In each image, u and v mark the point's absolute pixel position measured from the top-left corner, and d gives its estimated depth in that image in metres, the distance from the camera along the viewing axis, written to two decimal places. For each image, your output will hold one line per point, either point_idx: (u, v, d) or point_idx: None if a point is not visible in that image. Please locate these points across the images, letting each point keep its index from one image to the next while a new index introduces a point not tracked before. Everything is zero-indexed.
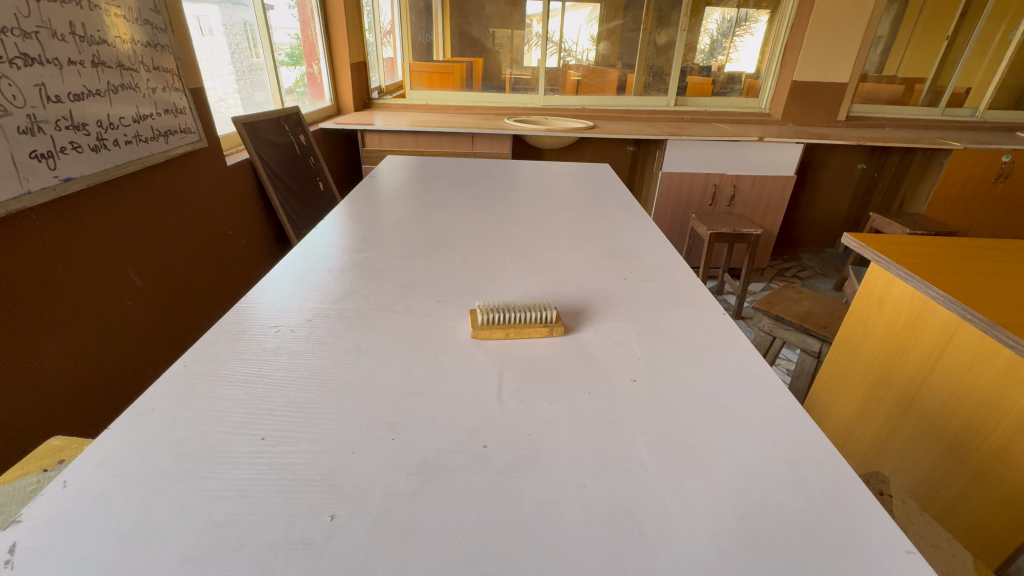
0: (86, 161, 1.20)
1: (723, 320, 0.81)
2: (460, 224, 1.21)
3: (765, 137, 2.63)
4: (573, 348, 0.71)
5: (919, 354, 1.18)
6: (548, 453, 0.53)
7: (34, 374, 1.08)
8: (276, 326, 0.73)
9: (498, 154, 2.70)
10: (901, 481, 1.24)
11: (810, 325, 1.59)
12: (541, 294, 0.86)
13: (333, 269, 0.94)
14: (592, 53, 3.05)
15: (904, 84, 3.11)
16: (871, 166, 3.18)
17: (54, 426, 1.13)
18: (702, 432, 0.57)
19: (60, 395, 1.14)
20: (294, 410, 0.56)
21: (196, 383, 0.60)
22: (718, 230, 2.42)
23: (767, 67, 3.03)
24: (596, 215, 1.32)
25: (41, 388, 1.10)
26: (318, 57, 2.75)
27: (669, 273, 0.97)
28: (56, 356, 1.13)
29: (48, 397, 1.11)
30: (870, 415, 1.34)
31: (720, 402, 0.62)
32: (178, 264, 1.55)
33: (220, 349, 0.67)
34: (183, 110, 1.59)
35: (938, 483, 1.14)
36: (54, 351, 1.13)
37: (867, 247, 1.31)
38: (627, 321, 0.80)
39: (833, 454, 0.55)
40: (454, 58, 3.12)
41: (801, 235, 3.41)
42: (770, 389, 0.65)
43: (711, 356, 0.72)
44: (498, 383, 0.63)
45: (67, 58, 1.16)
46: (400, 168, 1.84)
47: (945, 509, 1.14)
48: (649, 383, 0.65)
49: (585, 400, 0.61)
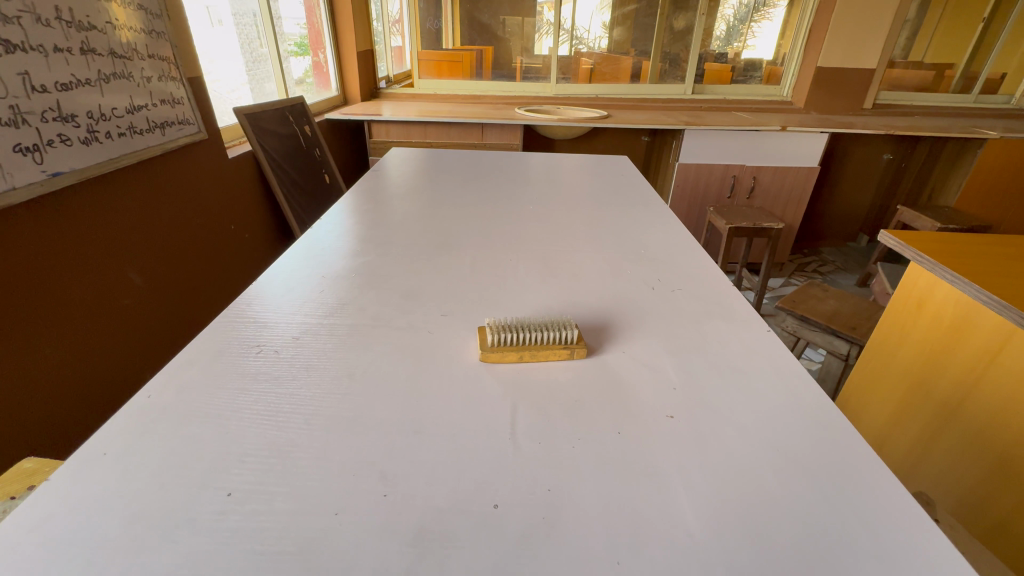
0: (76, 155, 1.12)
1: (768, 337, 0.71)
2: (467, 224, 1.12)
3: (788, 126, 2.49)
4: (599, 374, 0.62)
5: (964, 363, 1.07)
6: (571, 515, 0.44)
7: (25, 382, 1.01)
8: (258, 346, 0.65)
9: (509, 146, 2.59)
10: (941, 497, 1.14)
11: (838, 327, 1.48)
12: (558, 306, 0.77)
13: (328, 275, 0.85)
14: (605, 40, 2.91)
15: (934, 69, 2.93)
16: (897, 156, 3.01)
17: (49, 436, 1.07)
18: (755, 482, 0.48)
19: (54, 402, 1.08)
20: (268, 457, 0.48)
21: (161, 420, 0.52)
22: (738, 225, 2.29)
23: (790, 52, 2.86)
24: (617, 212, 1.21)
25: (31, 399, 1.02)
26: (324, 45, 2.65)
27: (701, 279, 0.87)
28: (50, 364, 1.07)
29: (42, 406, 1.05)
30: (907, 424, 1.24)
31: (775, 444, 0.53)
32: (179, 261, 1.48)
33: (192, 376, 0.59)
34: (181, 100, 1.50)
35: (982, 502, 1.04)
36: (47, 357, 1.06)
37: (907, 246, 1.19)
38: (658, 338, 0.70)
39: (923, 515, 0.46)
40: (464, 46, 3.00)
41: (823, 229, 3.26)
42: (834, 425, 0.55)
43: (758, 382, 0.62)
44: (510, 418, 0.54)
45: (53, 45, 1.08)
46: (408, 160, 1.75)
47: (987, 531, 1.03)
48: (689, 420, 0.56)
49: (612, 443, 0.52)
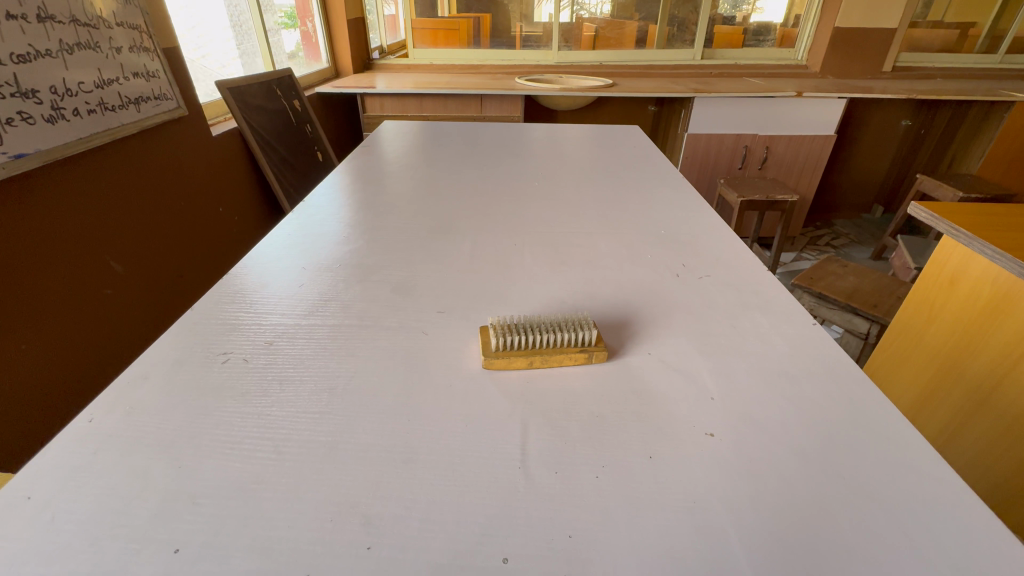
0: (40, 135, 1.00)
1: (814, 332, 0.61)
2: (465, 206, 1.02)
3: (804, 91, 2.32)
4: (621, 381, 0.54)
5: (1001, 345, 0.97)
6: (599, 572, 0.36)
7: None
8: (225, 355, 0.56)
9: (509, 118, 2.45)
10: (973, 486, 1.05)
11: (859, 305, 1.37)
12: (570, 298, 0.68)
13: (307, 266, 0.76)
14: (607, 4, 2.70)
15: (958, 28, 2.72)
16: (917, 122, 2.83)
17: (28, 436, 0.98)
18: (818, 521, 0.40)
19: (30, 399, 0.99)
20: (230, 497, 0.41)
21: (103, 451, 0.44)
22: (750, 198, 2.17)
23: (806, 13, 2.67)
24: (630, 189, 1.11)
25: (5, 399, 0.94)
26: (312, 14, 2.48)
27: (731, 264, 0.77)
28: (25, 360, 0.98)
29: (18, 406, 0.96)
30: (932, 408, 1.13)
31: (840, 470, 0.44)
32: (163, 246, 1.36)
33: (143, 395, 0.51)
34: (156, 73, 1.37)
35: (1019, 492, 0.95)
36: (20, 353, 0.97)
37: (941, 218, 1.07)
38: (687, 336, 0.61)
39: None
40: (459, 13, 2.81)
41: (837, 200, 3.11)
42: (907, 445, 0.47)
43: (811, 390, 0.53)
44: (520, 442, 0.46)
45: (6, 11, 0.94)
46: (404, 134, 1.62)
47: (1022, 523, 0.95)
48: (733, 439, 0.47)
49: (645, 472, 0.44)
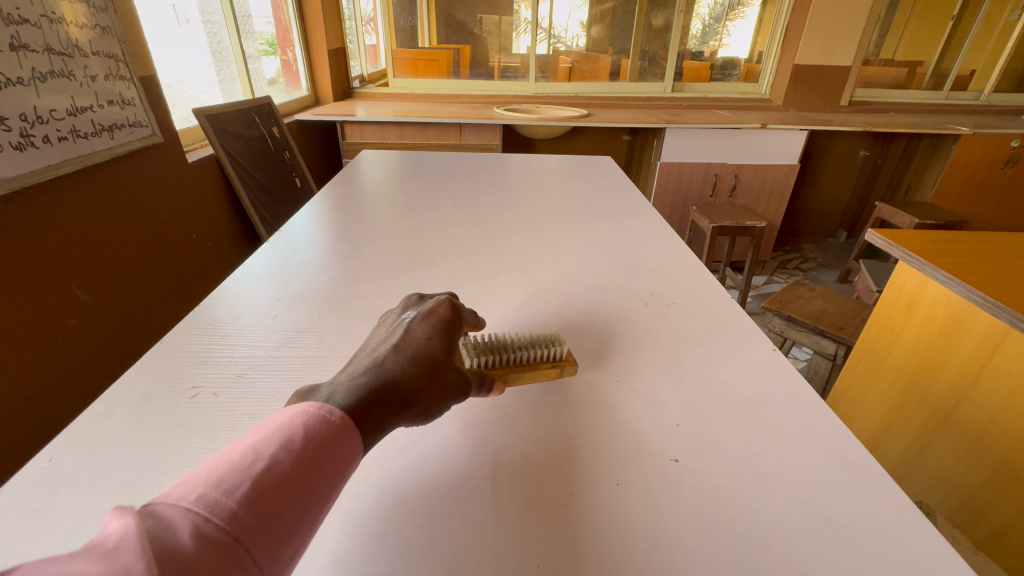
0: (6, 163, 0.98)
1: (773, 359, 0.65)
2: (442, 235, 1.03)
3: (769, 124, 2.45)
4: (589, 409, 0.55)
5: (958, 366, 1.02)
6: None
7: None
8: (194, 389, 0.56)
9: (488, 147, 2.50)
10: (940, 506, 1.07)
11: (825, 327, 1.42)
12: (542, 328, 0.70)
13: (279, 296, 0.76)
14: (582, 38, 2.83)
15: (907, 67, 2.93)
16: (874, 153, 3.00)
17: None
18: (778, 543, 0.42)
19: None
20: None
21: (62, 492, 0.43)
22: (721, 224, 2.24)
23: (768, 50, 2.83)
24: (603, 219, 1.15)
25: None
26: (292, 43, 2.51)
27: (697, 292, 0.81)
28: None
29: None
30: (898, 429, 1.17)
31: (801, 497, 0.46)
32: (132, 275, 1.33)
33: (108, 432, 0.50)
34: (132, 101, 1.37)
35: (980, 511, 0.98)
36: None
37: (895, 245, 1.14)
38: (654, 364, 0.63)
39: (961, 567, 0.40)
40: (439, 45, 2.90)
41: (803, 225, 3.24)
42: (859, 467, 0.49)
43: (769, 415, 0.55)
44: (492, 473, 0.47)
45: None
46: (383, 164, 1.64)
47: (986, 541, 0.97)
48: (696, 464, 0.49)
49: (613, 499, 0.45)
